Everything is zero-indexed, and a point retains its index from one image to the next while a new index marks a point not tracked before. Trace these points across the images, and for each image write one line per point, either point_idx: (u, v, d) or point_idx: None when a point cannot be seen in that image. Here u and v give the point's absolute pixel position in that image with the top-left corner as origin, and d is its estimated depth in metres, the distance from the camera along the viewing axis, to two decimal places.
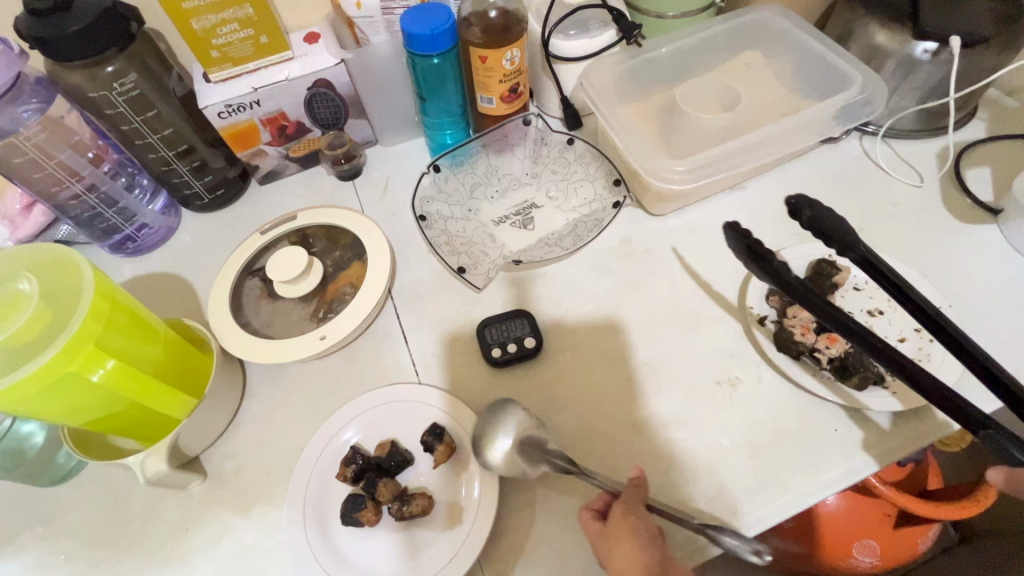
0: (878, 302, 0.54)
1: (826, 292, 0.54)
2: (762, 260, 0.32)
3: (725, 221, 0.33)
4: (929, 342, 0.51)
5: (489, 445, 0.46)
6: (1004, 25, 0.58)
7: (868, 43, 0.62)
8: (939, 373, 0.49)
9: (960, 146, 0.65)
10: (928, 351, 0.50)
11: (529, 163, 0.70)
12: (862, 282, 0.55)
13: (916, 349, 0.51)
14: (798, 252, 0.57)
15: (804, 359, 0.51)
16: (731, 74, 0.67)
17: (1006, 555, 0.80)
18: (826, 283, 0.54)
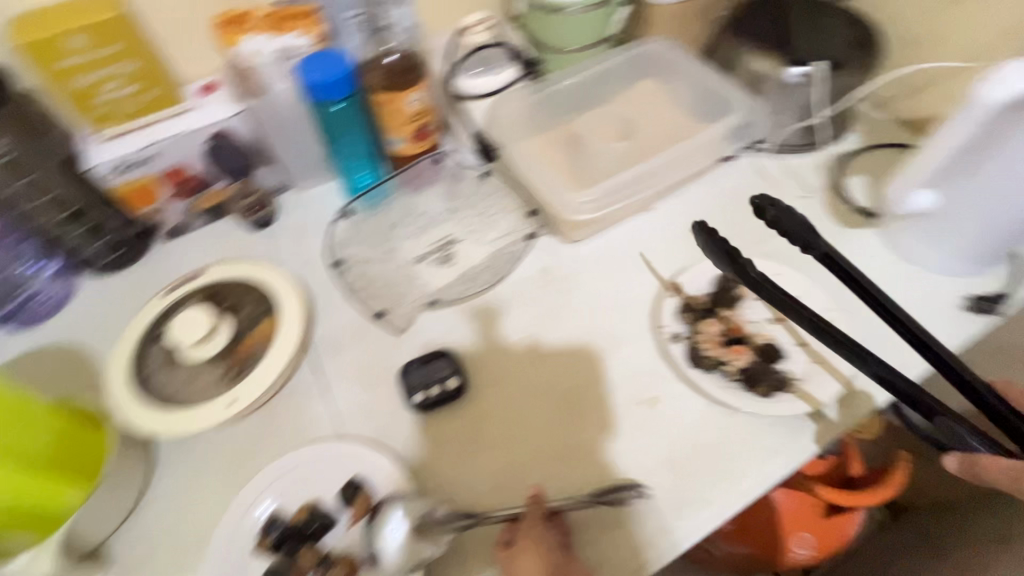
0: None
1: (729, 305, 0.57)
2: (735, 260, 0.38)
3: (699, 224, 0.40)
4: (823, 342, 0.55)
5: (381, 532, 0.44)
6: (857, 52, 0.64)
7: (748, 69, 0.67)
8: (839, 373, 0.52)
9: (839, 157, 0.71)
10: (826, 352, 0.54)
11: (446, 199, 0.70)
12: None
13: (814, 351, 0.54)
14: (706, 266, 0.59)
15: (717, 372, 0.53)
16: (629, 105, 0.70)
17: (930, 530, 0.86)
18: (731, 295, 0.57)
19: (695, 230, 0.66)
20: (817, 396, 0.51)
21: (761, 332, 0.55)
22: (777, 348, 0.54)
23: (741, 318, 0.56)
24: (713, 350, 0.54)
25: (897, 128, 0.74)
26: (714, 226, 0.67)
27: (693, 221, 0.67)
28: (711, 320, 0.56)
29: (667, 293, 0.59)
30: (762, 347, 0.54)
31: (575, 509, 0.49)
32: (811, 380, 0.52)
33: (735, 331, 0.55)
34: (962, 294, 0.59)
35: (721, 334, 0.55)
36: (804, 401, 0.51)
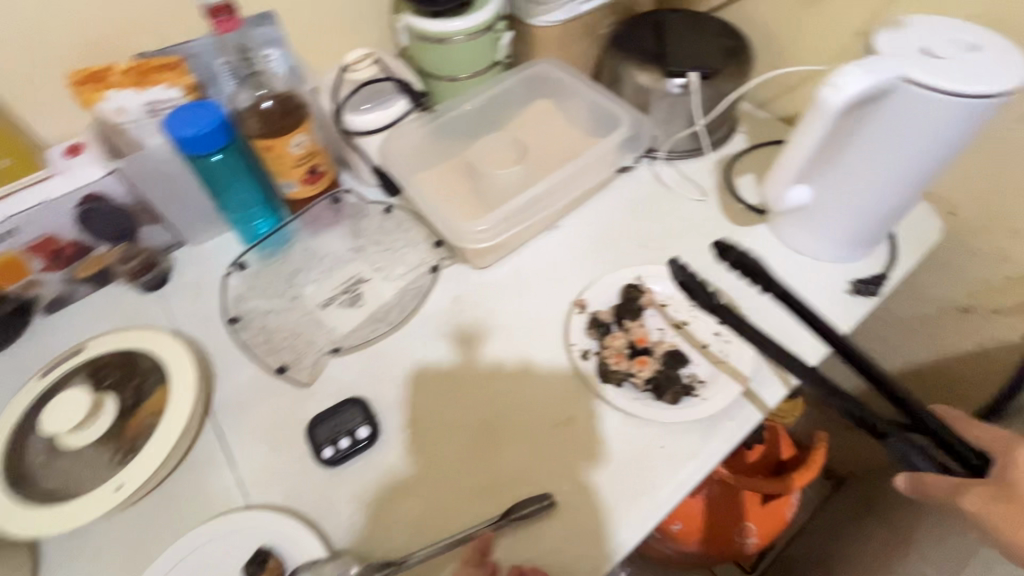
0: (683, 314, 0.60)
1: (633, 314, 0.59)
2: (692, 291, 0.47)
3: (672, 261, 0.48)
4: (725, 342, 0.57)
5: None
6: (729, 59, 0.68)
7: (633, 83, 0.70)
8: (738, 372, 0.54)
9: (729, 158, 0.74)
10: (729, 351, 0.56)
11: (350, 238, 0.69)
12: (669, 296, 0.61)
13: (717, 352, 0.56)
14: (611, 280, 0.62)
15: (627, 384, 0.54)
16: (524, 128, 0.72)
17: (881, 510, 0.89)
18: (635, 306, 0.60)
19: (601, 242, 0.67)
20: (721, 397, 0.52)
21: (665, 340, 0.58)
22: (681, 353, 0.56)
23: (643, 329, 0.59)
24: (620, 364, 0.55)
25: (779, 125, 0.78)
26: (620, 235, 0.68)
27: (600, 234, 0.68)
28: (616, 332, 0.58)
29: (574, 310, 0.60)
30: (666, 355, 0.56)
31: (499, 545, 0.48)
32: (716, 380, 0.54)
33: (640, 344, 0.57)
34: (846, 279, 0.62)
35: (626, 347, 0.57)
36: (710, 404, 0.52)
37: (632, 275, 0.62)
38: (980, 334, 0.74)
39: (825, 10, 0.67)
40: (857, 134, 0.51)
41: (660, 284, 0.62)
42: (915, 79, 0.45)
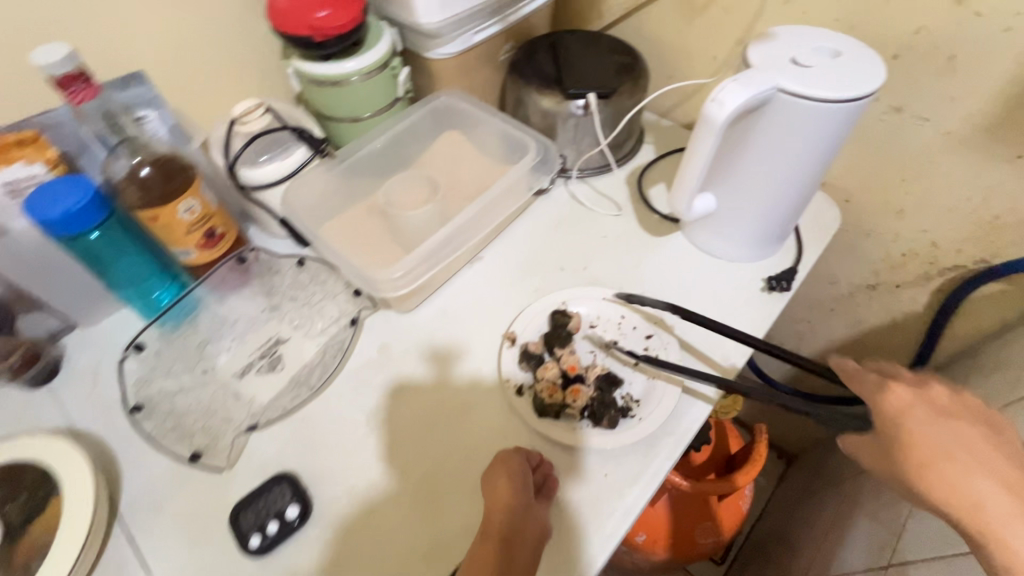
0: (612, 334, 0.60)
1: (565, 342, 0.59)
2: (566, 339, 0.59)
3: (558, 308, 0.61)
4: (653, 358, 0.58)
5: None
6: (625, 76, 0.69)
7: (537, 106, 0.70)
8: (671, 386, 0.55)
9: (640, 170, 0.76)
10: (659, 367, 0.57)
11: (263, 298, 0.65)
12: (596, 318, 0.62)
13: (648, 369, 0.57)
14: (538, 310, 0.61)
15: (564, 416, 0.54)
16: (432, 165, 0.71)
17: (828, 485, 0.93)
18: (563, 333, 0.60)
19: (526, 268, 0.67)
20: (658, 415, 0.53)
21: (597, 364, 0.58)
22: (613, 375, 0.57)
23: (574, 356, 0.58)
24: (554, 397, 0.54)
25: (683, 131, 0.81)
26: (544, 259, 0.68)
27: (523, 260, 0.68)
28: (548, 363, 0.57)
29: (505, 344, 0.59)
30: (600, 379, 0.57)
31: None
32: (649, 398, 0.54)
33: (572, 372, 0.57)
34: (760, 277, 0.65)
35: (559, 377, 0.56)
36: (648, 424, 0.52)
37: (560, 301, 0.62)
38: (889, 306, 0.79)
39: (708, 21, 0.70)
40: (745, 143, 0.53)
41: (587, 307, 0.62)
42: (788, 88, 0.47)
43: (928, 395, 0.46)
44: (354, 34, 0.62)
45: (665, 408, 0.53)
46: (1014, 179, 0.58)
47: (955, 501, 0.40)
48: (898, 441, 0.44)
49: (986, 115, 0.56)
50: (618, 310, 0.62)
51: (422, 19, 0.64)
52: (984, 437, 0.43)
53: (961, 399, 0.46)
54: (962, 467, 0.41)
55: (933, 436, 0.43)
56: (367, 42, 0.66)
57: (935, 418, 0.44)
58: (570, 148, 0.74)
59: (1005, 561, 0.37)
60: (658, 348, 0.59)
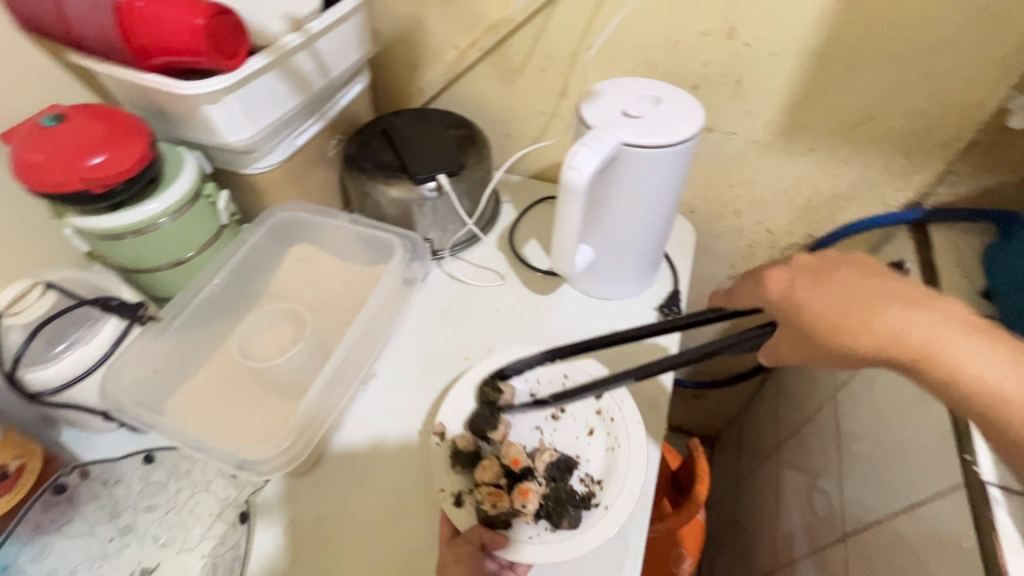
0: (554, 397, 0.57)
1: (493, 424, 0.54)
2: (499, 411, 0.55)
3: (484, 378, 0.56)
4: (608, 420, 0.55)
5: None
6: (468, 149, 0.68)
7: (387, 198, 0.65)
8: (632, 451, 0.53)
9: (508, 231, 0.75)
10: (616, 434, 0.54)
11: (107, 524, 0.49)
12: (536, 382, 0.59)
13: (606, 438, 0.55)
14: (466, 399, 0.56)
15: (515, 520, 0.49)
16: (288, 294, 0.63)
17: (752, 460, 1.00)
18: (490, 414, 0.54)
19: (427, 370, 0.61)
20: (625, 498, 0.50)
21: (546, 449, 0.53)
22: (565, 459, 0.53)
23: (516, 447, 0.52)
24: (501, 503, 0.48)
25: (534, 183, 0.82)
26: (443, 353, 0.62)
27: (422, 362, 0.61)
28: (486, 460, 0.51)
29: (434, 440, 0.53)
30: (547, 466, 0.52)
31: None
32: (610, 478, 0.51)
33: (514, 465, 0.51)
34: (652, 307, 0.67)
35: (499, 475, 0.51)
36: (617, 511, 0.49)
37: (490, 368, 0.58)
38: None
39: (529, 81, 0.73)
40: (608, 192, 0.54)
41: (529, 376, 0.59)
42: (630, 141, 0.49)
43: (799, 265, 0.45)
44: (148, 171, 0.52)
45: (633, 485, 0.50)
46: (814, 168, 0.68)
47: (876, 344, 0.38)
48: (805, 318, 0.42)
49: (779, 123, 0.65)
50: (559, 370, 0.59)
51: (230, 139, 0.56)
52: (862, 271, 0.42)
53: (823, 252, 0.45)
54: (873, 306, 0.39)
55: (829, 297, 0.41)
56: (170, 174, 0.55)
57: (815, 280, 0.43)
58: (434, 230, 0.70)
59: (946, 377, 0.37)
60: (611, 409, 0.56)
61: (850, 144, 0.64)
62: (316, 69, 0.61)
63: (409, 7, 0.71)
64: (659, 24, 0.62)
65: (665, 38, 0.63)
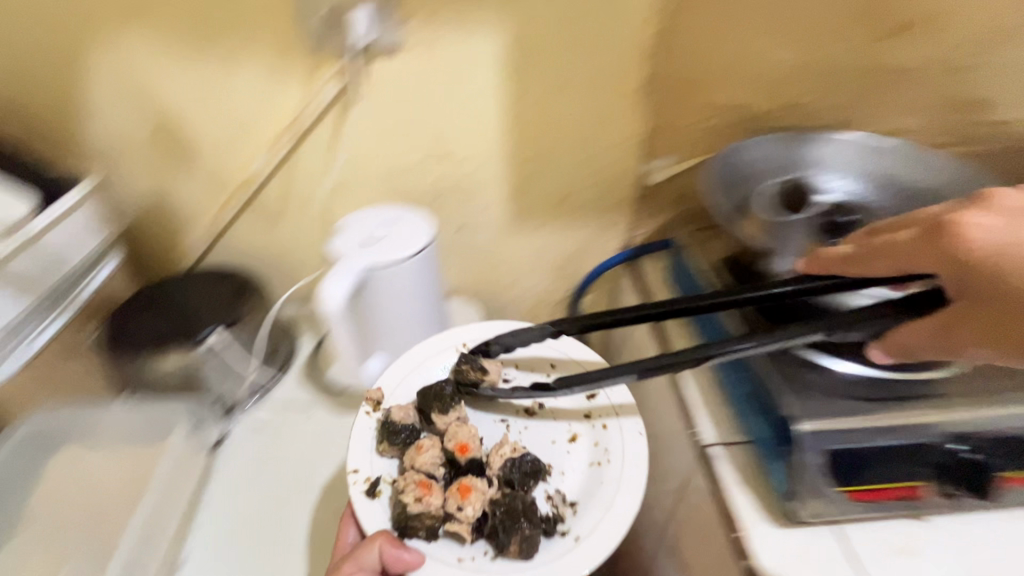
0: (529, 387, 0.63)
1: (450, 400, 0.58)
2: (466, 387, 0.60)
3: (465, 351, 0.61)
4: (599, 430, 0.60)
5: None
6: (242, 296, 0.69)
7: (160, 368, 0.63)
8: (608, 478, 0.56)
9: (310, 361, 0.76)
10: (604, 447, 0.58)
11: None
12: (515, 371, 0.64)
13: (592, 453, 0.58)
14: (414, 377, 0.62)
15: (443, 517, 0.52)
16: (61, 507, 0.59)
17: None
18: (449, 396, 0.58)
19: (239, 530, 0.60)
20: (594, 533, 0.52)
21: (507, 444, 0.57)
22: (536, 464, 0.56)
23: (466, 433, 0.56)
24: (430, 498, 0.52)
25: None
26: (253, 505, 0.62)
27: (232, 524, 0.60)
28: (424, 440, 0.55)
29: (367, 407, 0.59)
30: (503, 464, 0.55)
31: None
32: (583, 507, 0.55)
33: (459, 454, 0.55)
34: None
35: (438, 461, 0.55)
36: (588, 545, 0.51)
37: (458, 344, 0.65)
38: None
39: (292, 221, 0.78)
40: (372, 302, 0.61)
41: (516, 359, 0.65)
42: (375, 261, 0.58)
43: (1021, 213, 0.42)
44: None
45: (612, 516, 0.53)
46: (548, 237, 0.84)
47: None
48: None
49: (508, 210, 0.80)
50: (546, 360, 0.64)
51: None
52: None
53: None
54: None
55: None
56: None
57: None
58: (226, 383, 0.68)
59: None
60: (602, 416, 0.61)
61: (564, 215, 0.82)
62: (44, 265, 0.59)
63: (151, 180, 0.73)
64: (385, 157, 0.74)
65: (397, 163, 0.75)
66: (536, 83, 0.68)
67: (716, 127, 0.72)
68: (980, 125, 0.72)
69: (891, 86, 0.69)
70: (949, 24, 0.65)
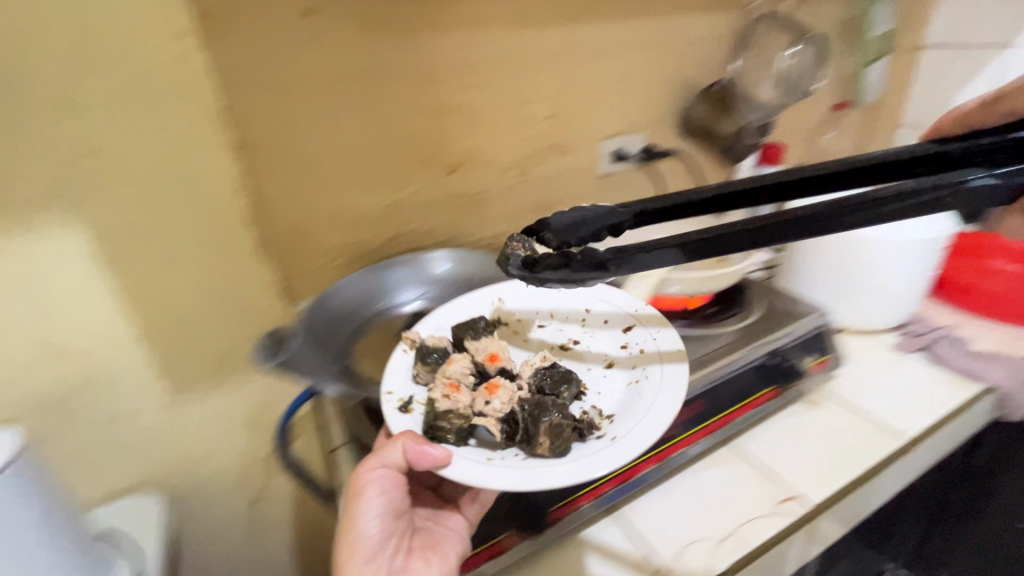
0: (565, 329, 0.70)
1: (479, 330, 0.65)
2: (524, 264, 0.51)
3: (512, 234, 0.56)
4: (638, 354, 0.63)
5: None
6: None
7: None
8: (642, 386, 0.58)
9: None
10: (642, 366, 0.61)
11: None
12: (549, 313, 0.72)
13: (633, 372, 0.61)
14: (445, 323, 0.68)
15: (472, 416, 0.55)
16: None
17: None
18: (480, 330, 0.65)
19: None
20: (629, 431, 0.53)
21: (536, 360, 0.63)
22: (566, 376, 0.60)
23: (496, 347, 0.63)
24: (458, 395, 0.56)
25: None
26: None
27: None
28: (456, 356, 0.60)
29: (407, 343, 0.63)
30: (534, 373, 0.61)
31: None
32: (620, 416, 0.56)
33: (488, 362, 0.61)
34: None
35: (468, 370, 0.60)
36: (623, 440, 0.52)
37: (496, 299, 0.72)
38: (278, 499, 0.95)
39: None
40: None
41: (554, 309, 0.72)
42: None
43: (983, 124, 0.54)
44: None
45: (646, 420, 0.53)
46: (224, 400, 0.82)
47: None
48: None
49: (163, 389, 0.77)
50: (581, 305, 0.72)
51: None
52: None
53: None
54: None
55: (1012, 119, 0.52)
56: None
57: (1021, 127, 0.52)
58: None
59: None
60: (640, 344, 0.64)
61: (231, 374, 0.81)
62: None
63: None
64: None
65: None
66: (142, 266, 0.69)
67: (344, 264, 0.82)
68: (549, 217, 0.97)
69: (473, 204, 0.88)
70: (489, 158, 0.86)
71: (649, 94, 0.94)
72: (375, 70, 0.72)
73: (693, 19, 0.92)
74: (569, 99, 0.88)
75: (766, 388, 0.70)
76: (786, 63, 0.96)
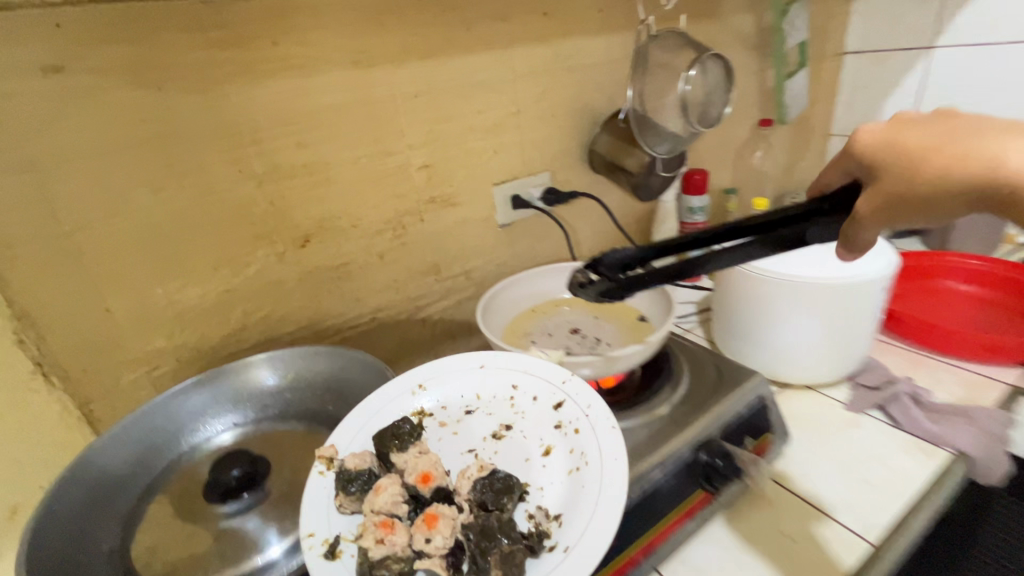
0: (497, 412, 0.56)
1: (410, 434, 0.50)
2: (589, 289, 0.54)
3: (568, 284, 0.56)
4: (571, 436, 0.51)
5: None
6: None
7: None
8: (580, 477, 0.48)
9: None
10: (580, 450, 0.50)
11: None
12: (473, 398, 0.58)
13: (570, 460, 0.50)
14: (371, 426, 0.53)
15: (413, 557, 0.42)
16: None
17: None
18: (405, 430, 0.50)
19: None
20: (582, 533, 0.43)
21: (471, 466, 0.48)
22: (508, 484, 0.46)
23: (428, 462, 0.47)
24: (394, 536, 0.41)
25: None
26: None
27: None
28: (383, 480, 0.45)
29: (326, 465, 0.48)
30: (472, 486, 0.46)
31: None
32: (568, 513, 0.45)
33: (421, 484, 0.45)
34: None
35: (401, 497, 0.44)
36: (576, 556, 0.41)
37: (414, 387, 0.57)
38: None
39: None
40: None
41: (479, 390, 0.58)
42: None
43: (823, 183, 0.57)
44: None
45: (597, 515, 0.43)
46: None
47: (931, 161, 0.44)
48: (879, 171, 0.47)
49: None
50: (507, 382, 0.58)
51: None
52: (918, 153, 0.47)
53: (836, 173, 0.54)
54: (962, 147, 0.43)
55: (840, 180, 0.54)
56: None
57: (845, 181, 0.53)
58: None
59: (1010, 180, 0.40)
60: (574, 423, 0.52)
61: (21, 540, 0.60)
62: None
63: None
64: None
65: None
66: None
67: (174, 371, 0.65)
68: (443, 280, 0.83)
69: (340, 278, 0.73)
70: (351, 221, 0.71)
71: (540, 132, 0.83)
72: (178, 132, 0.57)
73: (582, 42, 0.81)
74: (448, 143, 0.75)
75: (696, 491, 0.56)
76: (686, 87, 0.82)
